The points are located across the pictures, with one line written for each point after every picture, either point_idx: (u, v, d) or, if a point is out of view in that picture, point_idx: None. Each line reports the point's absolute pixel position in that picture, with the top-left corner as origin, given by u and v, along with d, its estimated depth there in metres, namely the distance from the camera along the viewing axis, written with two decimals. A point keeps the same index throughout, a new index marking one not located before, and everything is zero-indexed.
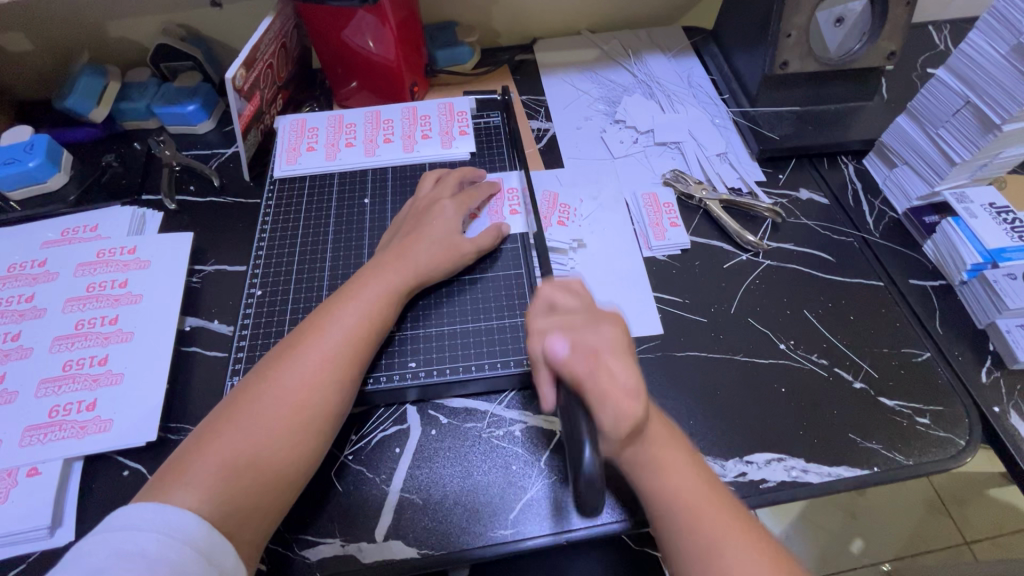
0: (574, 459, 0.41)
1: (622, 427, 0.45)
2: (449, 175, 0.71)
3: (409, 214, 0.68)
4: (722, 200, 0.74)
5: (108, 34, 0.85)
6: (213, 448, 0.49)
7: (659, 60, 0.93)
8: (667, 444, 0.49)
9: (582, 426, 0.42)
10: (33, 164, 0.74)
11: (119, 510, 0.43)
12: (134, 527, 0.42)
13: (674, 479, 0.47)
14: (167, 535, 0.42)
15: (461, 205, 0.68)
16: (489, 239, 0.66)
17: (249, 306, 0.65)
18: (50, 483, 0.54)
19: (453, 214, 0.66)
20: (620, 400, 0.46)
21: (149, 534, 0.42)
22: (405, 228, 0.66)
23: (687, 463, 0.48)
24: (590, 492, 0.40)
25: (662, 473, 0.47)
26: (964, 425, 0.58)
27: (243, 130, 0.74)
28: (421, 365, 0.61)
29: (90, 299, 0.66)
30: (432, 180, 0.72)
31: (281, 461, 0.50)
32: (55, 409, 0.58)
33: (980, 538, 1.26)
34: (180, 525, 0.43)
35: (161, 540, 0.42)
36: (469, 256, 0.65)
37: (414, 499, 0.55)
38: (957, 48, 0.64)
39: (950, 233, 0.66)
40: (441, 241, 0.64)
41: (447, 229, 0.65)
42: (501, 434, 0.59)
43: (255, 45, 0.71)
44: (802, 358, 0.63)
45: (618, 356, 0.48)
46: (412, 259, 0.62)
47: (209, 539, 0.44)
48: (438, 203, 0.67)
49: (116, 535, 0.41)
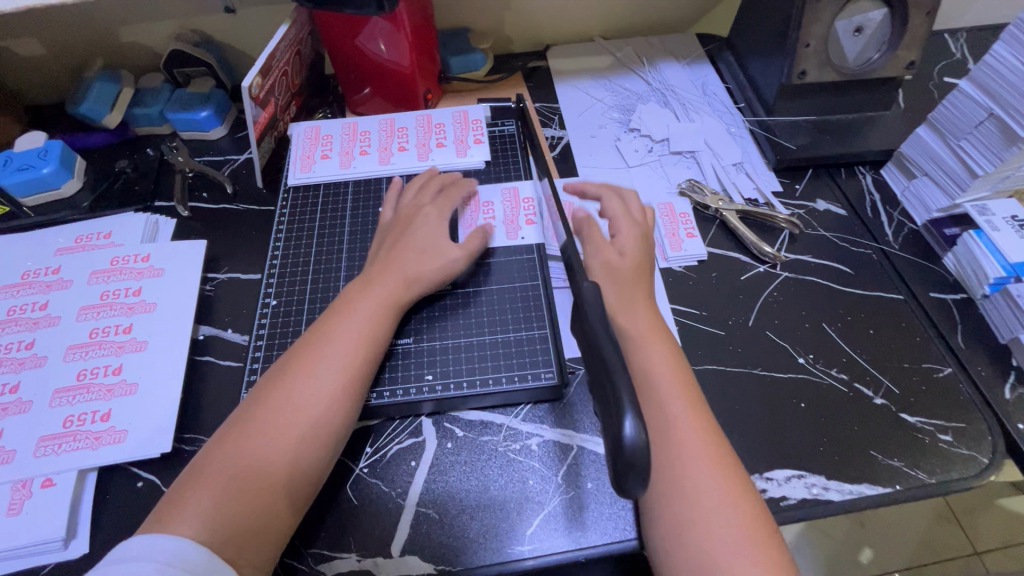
0: (613, 432, 0.37)
1: (596, 261, 0.59)
2: (428, 180, 0.71)
3: (394, 222, 0.67)
4: (738, 210, 0.74)
5: (122, 39, 0.85)
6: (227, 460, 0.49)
7: (674, 67, 0.93)
8: (654, 336, 0.55)
9: (623, 395, 0.37)
10: (47, 171, 0.74)
11: (119, 546, 0.43)
12: (134, 560, 0.42)
13: (656, 369, 0.53)
14: (166, 563, 0.42)
15: (442, 209, 0.68)
16: (477, 241, 0.65)
17: (264, 316, 0.65)
18: (65, 495, 0.54)
19: (436, 221, 0.66)
20: (606, 250, 0.59)
21: (150, 564, 0.42)
22: (390, 238, 0.65)
23: (669, 356, 0.54)
24: (635, 473, 0.36)
25: (643, 356, 0.53)
26: (988, 442, 0.57)
27: (258, 138, 0.73)
28: (438, 378, 0.60)
29: (104, 307, 0.66)
30: (412, 184, 0.71)
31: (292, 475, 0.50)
32: (69, 419, 0.58)
33: (990, 549, 1.25)
34: (178, 552, 0.43)
35: (161, 570, 0.42)
36: (455, 262, 0.63)
37: (430, 514, 0.55)
38: (981, 59, 0.63)
39: (972, 245, 0.65)
40: (427, 250, 0.63)
41: (432, 235, 0.64)
42: (518, 447, 0.58)
43: (271, 53, 0.70)
44: (822, 373, 0.62)
45: (625, 229, 0.61)
46: (399, 266, 0.61)
47: (210, 564, 0.43)
48: (422, 210, 0.67)
49: (115, 567, 0.41)
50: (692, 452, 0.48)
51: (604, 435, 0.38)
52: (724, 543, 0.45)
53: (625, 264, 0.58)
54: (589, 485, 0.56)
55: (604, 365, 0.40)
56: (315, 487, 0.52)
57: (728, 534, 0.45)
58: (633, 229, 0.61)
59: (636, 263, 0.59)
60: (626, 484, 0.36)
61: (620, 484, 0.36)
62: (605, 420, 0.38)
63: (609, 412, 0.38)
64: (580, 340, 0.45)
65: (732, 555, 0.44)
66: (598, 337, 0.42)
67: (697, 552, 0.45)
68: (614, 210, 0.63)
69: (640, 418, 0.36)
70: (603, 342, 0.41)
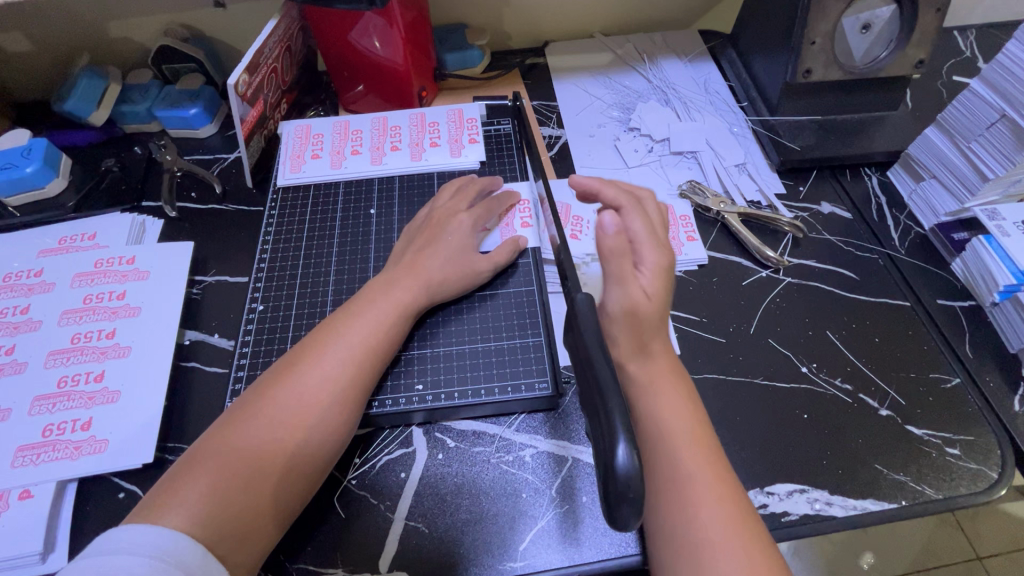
0: (606, 457, 0.35)
1: (618, 308, 0.50)
2: (469, 186, 0.69)
3: (424, 225, 0.66)
4: (741, 213, 0.72)
5: (109, 34, 0.83)
6: (206, 471, 0.47)
7: (675, 64, 0.91)
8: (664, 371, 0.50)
9: (617, 419, 0.36)
10: (30, 170, 0.72)
11: (107, 533, 0.41)
12: (123, 551, 0.40)
13: (666, 414, 0.48)
14: (159, 558, 0.40)
15: (476, 219, 0.66)
16: (506, 254, 0.64)
17: (250, 321, 0.63)
18: (43, 507, 0.52)
19: (468, 230, 0.64)
20: (632, 289, 0.50)
21: (141, 558, 0.40)
22: (419, 240, 0.64)
23: (683, 398, 0.49)
24: (629, 500, 0.34)
25: (656, 399, 0.48)
26: (997, 455, 0.55)
27: (246, 137, 0.72)
28: (428, 387, 0.59)
29: (87, 311, 0.64)
30: (450, 191, 0.69)
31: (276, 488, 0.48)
32: (49, 428, 0.56)
33: (992, 553, 1.23)
34: (170, 546, 0.41)
35: (151, 565, 0.40)
36: (484, 274, 0.63)
37: (420, 527, 0.53)
38: (994, 58, 0.61)
39: (981, 251, 0.63)
40: (455, 258, 0.62)
41: (461, 245, 0.63)
42: (511, 459, 0.56)
43: (258, 49, 0.68)
44: (825, 383, 0.60)
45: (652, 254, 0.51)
46: (425, 273, 0.60)
47: (203, 562, 0.42)
48: (456, 216, 0.65)
49: (103, 559, 0.40)
50: (705, 499, 0.44)
51: (595, 458, 0.37)
52: None
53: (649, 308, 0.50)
54: (584, 499, 0.54)
55: (598, 385, 0.38)
56: (300, 501, 0.50)
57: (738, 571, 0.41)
58: (659, 255, 0.51)
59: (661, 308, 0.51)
60: (618, 513, 0.35)
61: (611, 512, 0.35)
62: (597, 443, 0.37)
63: (601, 435, 0.36)
64: (572, 354, 0.43)
65: None
66: (590, 352, 0.40)
67: None
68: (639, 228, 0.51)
69: (635, 445, 0.35)
70: (594, 355, 0.40)
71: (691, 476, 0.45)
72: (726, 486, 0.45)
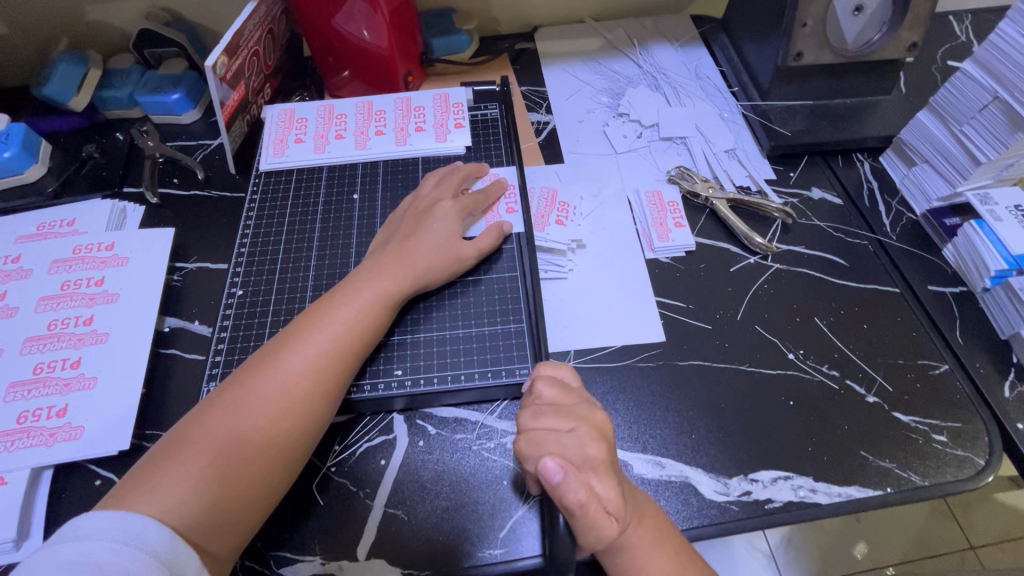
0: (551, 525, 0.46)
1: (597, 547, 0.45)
2: (452, 175, 0.67)
3: (407, 214, 0.65)
4: (730, 198, 0.71)
5: (89, 18, 0.81)
6: (181, 458, 0.46)
7: (666, 49, 0.89)
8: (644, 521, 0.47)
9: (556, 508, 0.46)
10: (9, 155, 0.72)
11: (71, 520, 0.40)
12: (86, 537, 0.40)
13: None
14: (125, 543, 0.40)
15: (463, 208, 0.64)
16: (490, 240, 0.63)
17: (229, 306, 0.62)
18: (16, 494, 0.52)
19: (453, 217, 0.63)
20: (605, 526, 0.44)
21: (106, 542, 0.40)
22: (403, 228, 0.63)
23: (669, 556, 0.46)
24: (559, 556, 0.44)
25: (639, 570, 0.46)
26: (984, 442, 0.55)
27: (227, 122, 0.70)
28: (408, 372, 0.58)
29: (64, 298, 0.63)
30: (434, 180, 0.68)
31: (254, 477, 0.48)
32: (23, 415, 0.56)
33: (986, 543, 1.23)
34: (135, 531, 0.41)
35: (116, 549, 0.39)
36: (468, 260, 0.62)
37: (399, 515, 0.52)
38: (986, 39, 0.59)
39: (973, 236, 0.62)
40: (439, 245, 0.61)
41: (445, 232, 0.62)
42: (492, 446, 0.56)
43: (238, 31, 0.67)
44: (812, 370, 0.59)
45: (604, 476, 0.45)
46: (408, 259, 0.59)
47: (172, 547, 0.41)
48: (439, 204, 0.64)
49: (66, 545, 0.39)
50: None
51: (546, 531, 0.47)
52: None
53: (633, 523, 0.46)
54: None
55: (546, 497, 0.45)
56: (280, 489, 0.50)
57: None
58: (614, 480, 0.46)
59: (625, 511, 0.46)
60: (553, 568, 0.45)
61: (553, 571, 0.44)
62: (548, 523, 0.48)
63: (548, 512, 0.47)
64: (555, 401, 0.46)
65: None
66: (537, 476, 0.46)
67: None
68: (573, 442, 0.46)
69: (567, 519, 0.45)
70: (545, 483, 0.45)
71: None
72: None
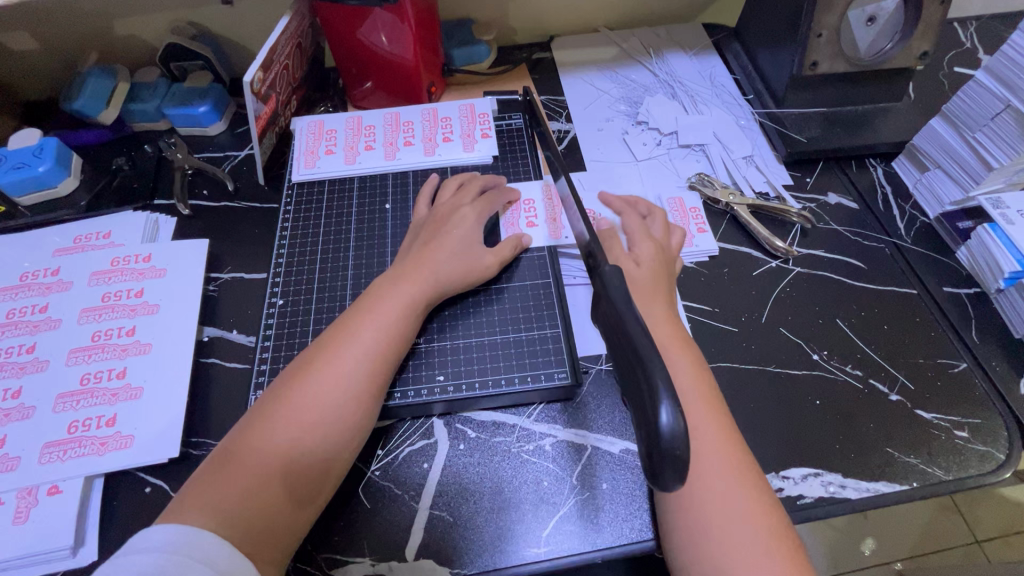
0: (648, 421, 0.34)
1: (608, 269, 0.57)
2: (471, 182, 0.70)
3: (427, 222, 0.66)
4: (750, 204, 0.73)
5: (117, 32, 0.82)
6: (224, 470, 0.48)
7: (681, 58, 0.91)
8: (675, 346, 0.53)
9: (659, 382, 0.35)
10: (43, 169, 0.72)
11: (135, 536, 0.43)
12: (146, 549, 0.41)
13: (682, 377, 0.51)
14: (189, 556, 0.41)
15: (482, 211, 0.67)
16: (510, 250, 0.65)
17: (270, 316, 0.64)
18: (71, 502, 0.53)
19: (475, 223, 0.65)
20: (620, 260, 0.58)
21: (162, 556, 0.41)
22: (424, 235, 0.64)
23: (693, 363, 0.53)
24: (668, 471, 0.34)
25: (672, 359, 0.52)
26: (1004, 438, 0.57)
27: (259, 134, 0.72)
28: (450, 378, 0.59)
29: (105, 309, 0.64)
30: (454, 186, 0.70)
31: (295, 486, 0.49)
32: (74, 425, 0.57)
33: (990, 537, 1.26)
34: (189, 543, 0.42)
35: (173, 561, 0.41)
36: (492, 269, 0.64)
37: (444, 517, 0.54)
38: (999, 49, 0.62)
39: (986, 239, 0.65)
40: (462, 250, 0.63)
41: (469, 238, 0.64)
42: (531, 448, 0.58)
43: (272, 46, 0.68)
44: (836, 370, 0.61)
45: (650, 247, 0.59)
46: (434, 265, 0.61)
47: (227, 559, 0.43)
48: (459, 211, 0.66)
49: (127, 559, 0.41)
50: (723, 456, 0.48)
51: (635, 424, 0.36)
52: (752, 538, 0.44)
53: (641, 274, 0.56)
54: (605, 485, 0.55)
55: (637, 355, 0.37)
56: (316, 499, 0.51)
57: (740, 512, 0.45)
58: (649, 245, 0.59)
59: (652, 274, 0.57)
60: (661, 477, 0.34)
61: (655, 475, 0.34)
62: (636, 410, 0.36)
63: (641, 402, 0.35)
64: (601, 327, 0.42)
65: (759, 548, 0.44)
66: (626, 324, 0.39)
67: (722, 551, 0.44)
68: (632, 225, 0.62)
69: (678, 405, 0.34)
70: (631, 325, 0.38)
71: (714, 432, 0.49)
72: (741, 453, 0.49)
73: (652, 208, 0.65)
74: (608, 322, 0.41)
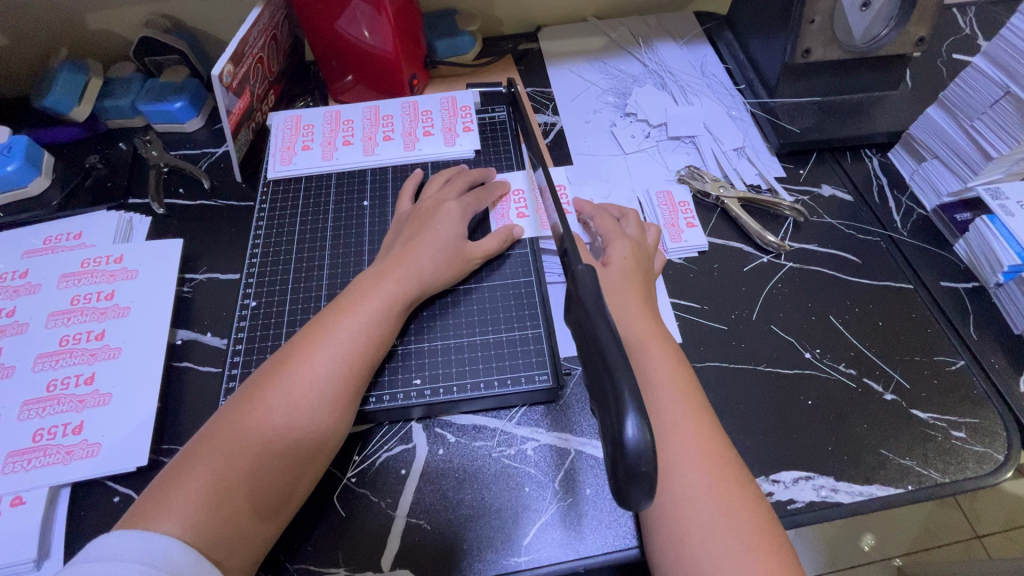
0: (613, 433, 0.33)
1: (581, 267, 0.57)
2: (459, 176, 0.68)
3: (411, 217, 0.64)
4: (740, 197, 0.70)
5: (89, 26, 0.80)
6: (188, 477, 0.45)
7: (671, 47, 0.89)
8: (655, 343, 0.52)
9: (625, 391, 0.33)
10: (11, 168, 0.71)
11: (96, 540, 0.41)
12: (111, 557, 0.39)
13: (663, 375, 0.50)
14: (151, 565, 0.40)
15: (466, 207, 0.64)
16: (497, 242, 0.63)
17: (243, 317, 0.62)
18: (35, 513, 0.51)
19: (458, 217, 0.63)
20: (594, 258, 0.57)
21: (133, 564, 0.39)
22: (408, 230, 0.62)
23: (673, 361, 0.51)
24: (635, 489, 0.32)
25: (650, 358, 0.50)
26: (1002, 438, 0.55)
27: (233, 130, 0.69)
28: (427, 381, 0.57)
29: (74, 313, 0.62)
30: (440, 181, 0.68)
31: (261, 494, 0.46)
32: (39, 433, 0.55)
33: (991, 532, 1.24)
34: (159, 552, 0.41)
35: (142, 571, 0.39)
36: (475, 261, 0.62)
37: (421, 525, 0.52)
38: (998, 33, 0.59)
39: (985, 232, 0.62)
40: (445, 247, 0.60)
41: (452, 234, 0.61)
42: (513, 453, 0.56)
43: (243, 39, 0.66)
44: (829, 368, 0.59)
45: (623, 245, 0.58)
46: (413, 264, 0.58)
47: (195, 568, 0.41)
48: (444, 205, 0.63)
49: (90, 566, 0.39)
50: (709, 463, 0.46)
51: (601, 436, 0.34)
52: (736, 546, 0.42)
53: (611, 274, 0.56)
54: (588, 491, 0.53)
55: (603, 361, 0.35)
56: (286, 507, 0.49)
57: (721, 523, 0.43)
58: (625, 244, 0.58)
59: (625, 271, 0.56)
60: (628, 494, 0.32)
61: (622, 493, 0.32)
62: (603, 420, 0.34)
63: (607, 413, 0.33)
64: (575, 332, 0.40)
65: (743, 558, 0.42)
66: (597, 330, 0.37)
67: (703, 562, 0.42)
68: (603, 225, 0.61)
69: (645, 417, 0.32)
70: (601, 331, 0.36)
71: (699, 435, 0.47)
72: (728, 461, 0.46)
73: (624, 210, 0.65)
74: (579, 326, 0.39)
